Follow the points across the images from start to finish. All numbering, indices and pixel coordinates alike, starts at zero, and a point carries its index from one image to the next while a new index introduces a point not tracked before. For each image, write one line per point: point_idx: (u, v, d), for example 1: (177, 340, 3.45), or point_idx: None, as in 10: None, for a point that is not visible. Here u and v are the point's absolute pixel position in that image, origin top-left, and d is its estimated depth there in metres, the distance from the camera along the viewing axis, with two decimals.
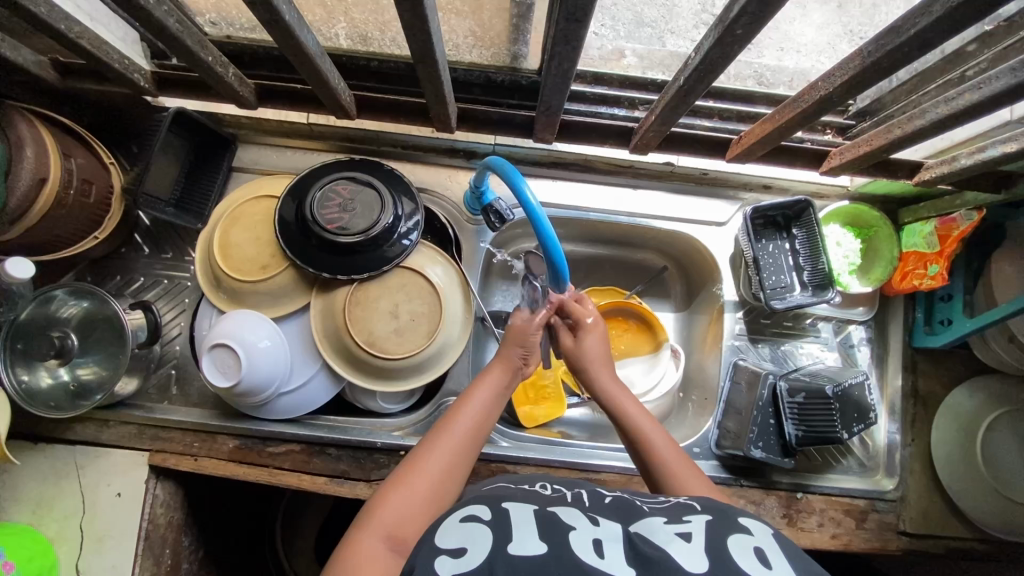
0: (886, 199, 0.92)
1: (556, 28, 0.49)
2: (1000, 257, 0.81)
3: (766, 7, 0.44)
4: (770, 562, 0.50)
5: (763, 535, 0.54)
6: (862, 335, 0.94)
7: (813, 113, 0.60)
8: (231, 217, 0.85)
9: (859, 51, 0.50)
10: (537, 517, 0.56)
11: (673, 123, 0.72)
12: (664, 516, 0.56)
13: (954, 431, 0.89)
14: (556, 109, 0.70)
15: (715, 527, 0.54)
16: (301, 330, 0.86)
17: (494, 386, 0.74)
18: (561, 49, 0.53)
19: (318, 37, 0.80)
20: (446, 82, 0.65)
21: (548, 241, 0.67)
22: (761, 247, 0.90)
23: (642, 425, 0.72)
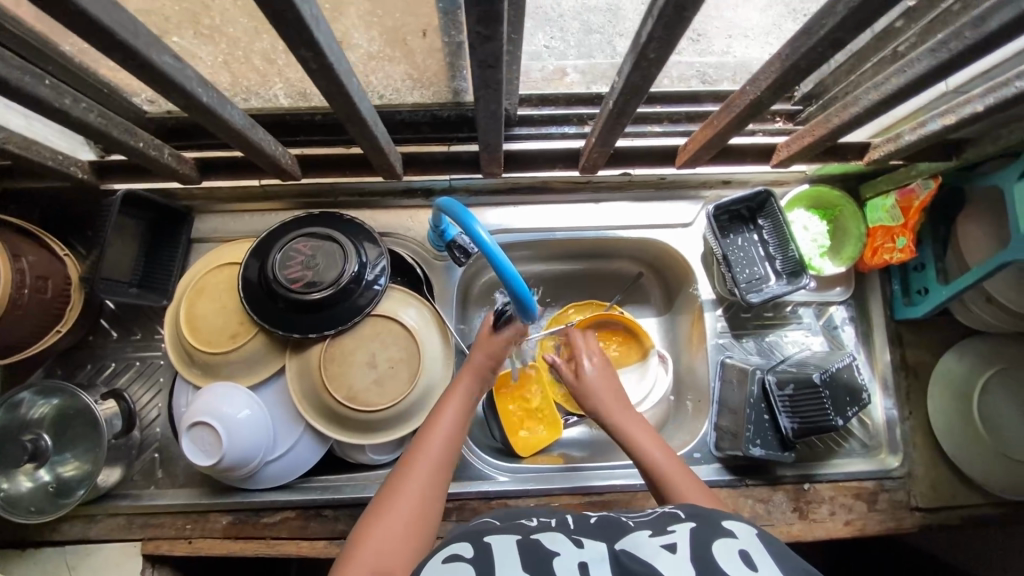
0: (848, 176, 0.92)
1: (474, 75, 0.49)
2: (965, 219, 0.81)
3: (672, 31, 0.44)
4: (756, 564, 0.50)
5: (748, 536, 0.54)
6: (844, 315, 0.93)
7: (752, 115, 0.60)
8: (196, 290, 0.84)
9: (778, 53, 0.50)
10: (522, 548, 0.53)
11: (616, 139, 0.70)
12: (649, 528, 0.55)
13: (949, 398, 0.88)
14: (496, 145, 0.70)
15: (701, 535, 0.53)
16: (278, 394, 0.84)
17: (460, 398, 0.73)
18: (484, 92, 0.53)
19: (258, 100, 0.78)
20: (380, 133, 0.64)
21: (510, 277, 0.66)
22: (729, 243, 0.91)
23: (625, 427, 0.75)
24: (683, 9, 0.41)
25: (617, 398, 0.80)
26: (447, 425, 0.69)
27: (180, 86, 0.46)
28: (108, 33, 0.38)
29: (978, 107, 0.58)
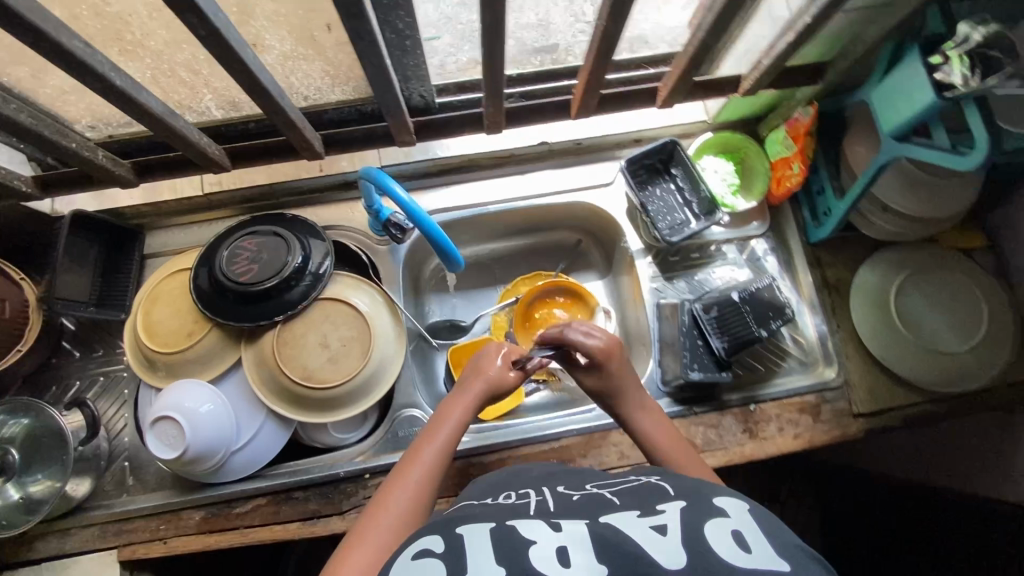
0: (746, 120, 1.00)
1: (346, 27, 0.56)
2: (853, 140, 0.87)
3: None
4: (748, 544, 0.49)
5: (740, 514, 0.53)
6: (765, 247, 0.99)
7: (611, 46, 0.68)
8: (151, 298, 0.88)
9: None
10: (498, 538, 0.51)
11: (502, 89, 0.76)
12: (637, 508, 0.55)
13: (870, 306, 0.93)
14: (396, 106, 0.77)
15: (689, 515, 0.53)
16: (240, 386, 0.87)
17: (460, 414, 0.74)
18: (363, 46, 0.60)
19: (191, 114, 0.83)
20: (290, 106, 0.70)
21: (429, 228, 0.81)
22: (648, 194, 0.97)
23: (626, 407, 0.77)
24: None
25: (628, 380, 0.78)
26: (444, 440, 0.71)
27: (86, 64, 0.54)
28: (1, 3, 0.46)
29: (808, 19, 0.66)
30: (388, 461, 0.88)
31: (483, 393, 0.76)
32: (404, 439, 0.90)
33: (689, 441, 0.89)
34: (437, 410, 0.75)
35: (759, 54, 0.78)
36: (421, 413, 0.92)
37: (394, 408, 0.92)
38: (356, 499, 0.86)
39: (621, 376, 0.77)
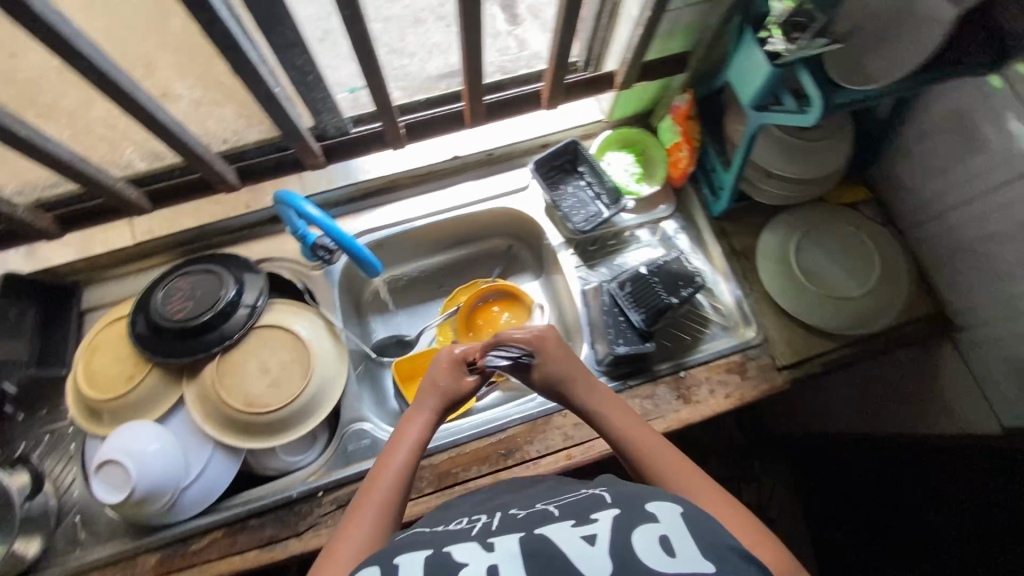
0: (639, 115, 1.10)
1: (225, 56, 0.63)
2: (733, 118, 0.95)
3: None
4: (674, 549, 0.51)
5: (671, 517, 0.55)
6: (675, 227, 1.07)
7: (478, 53, 0.76)
8: (90, 349, 0.90)
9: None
10: (433, 561, 0.53)
11: (393, 106, 0.83)
12: (572, 518, 0.56)
13: (776, 266, 1.01)
14: (294, 128, 0.77)
15: (622, 520, 0.55)
16: (187, 423, 0.89)
17: (415, 431, 0.74)
18: (245, 72, 0.66)
19: (113, 167, 0.85)
20: (185, 135, 0.70)
21: (341, 237, 0.86)
22: (560, 192, 1.05)
23: (587, 402, 0.76)
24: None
25: (582, 374, 0.79)
26: (404, 459, 0.71)
27: None
28: None
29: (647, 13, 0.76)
30: (340, 476, 0.90)
31: (435, 410, 0.77)
32: (354, 453, 0.92)
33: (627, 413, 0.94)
34: (394, 429, 0.75)
35: (624, 50, 0.88)
36: (370, 426, 0.94)
37: (343, 424, 0.95)
38: (312, 517, 0.87)
39: (571, 369, 0.78)
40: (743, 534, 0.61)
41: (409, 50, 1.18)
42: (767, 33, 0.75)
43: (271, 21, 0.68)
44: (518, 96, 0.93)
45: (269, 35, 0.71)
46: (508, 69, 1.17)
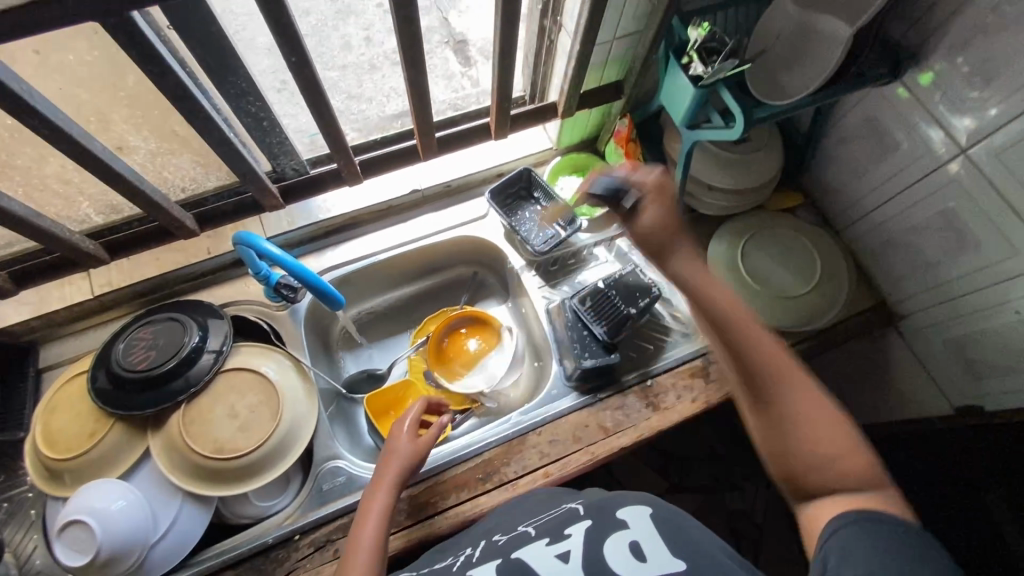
0: (585, 141, 1.16)
1: (179, 109, 0.65)
2: (670, 139, 1.02)
3: (293, 37, 0.63)
4: (643, 554, 0.62)
5: (640, 526, 0.67)
6: (629, 243, 1.13)
7: (425, 91, 0.81)
8: (48, 408, 0.87)
9: (401, 41, 0.72)
10: None
11: (348, 144, 0.85)
12: (547, 537, 0.69)
13: (726, 273, 1.06)
14: (254, 174, 0.80)
15: (593, 532, 0.68)
16: (153, 476, 0.87)
17: (388, 485, 0.79)
18: (200, 123, 0.68)
19: (71, 223, 0.87)
20: (150, 189, 0.73)
21: (304, 274, 0.85)
22: (518, 218, 1.09)
23: (697, 279, 0.68)
24: (285, 20, 0.60)
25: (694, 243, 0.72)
26: (380, 514, 0.75)
27: None
28: None
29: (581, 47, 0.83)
30: (317, 516, 0.88)
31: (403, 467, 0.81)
32: (330, 492, 0.91)
33: (600, 426, 0.96)
34: (369, 486, 0.79)
35: (564, 82, 0.94)
36: (344, 463, 0.93)
37: (316, 464, 0.94)
38: (289, 562, 0.85)
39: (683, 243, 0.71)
40: (836, 442, 0.61)
41: (366, 94, 1.24)
42: (688, 59, 0.82)
43: (222, 72, 0.72)
44: (469, 129, 0.98)
45: (221, 85, 0.74)
46: (459, 106, 1.23)
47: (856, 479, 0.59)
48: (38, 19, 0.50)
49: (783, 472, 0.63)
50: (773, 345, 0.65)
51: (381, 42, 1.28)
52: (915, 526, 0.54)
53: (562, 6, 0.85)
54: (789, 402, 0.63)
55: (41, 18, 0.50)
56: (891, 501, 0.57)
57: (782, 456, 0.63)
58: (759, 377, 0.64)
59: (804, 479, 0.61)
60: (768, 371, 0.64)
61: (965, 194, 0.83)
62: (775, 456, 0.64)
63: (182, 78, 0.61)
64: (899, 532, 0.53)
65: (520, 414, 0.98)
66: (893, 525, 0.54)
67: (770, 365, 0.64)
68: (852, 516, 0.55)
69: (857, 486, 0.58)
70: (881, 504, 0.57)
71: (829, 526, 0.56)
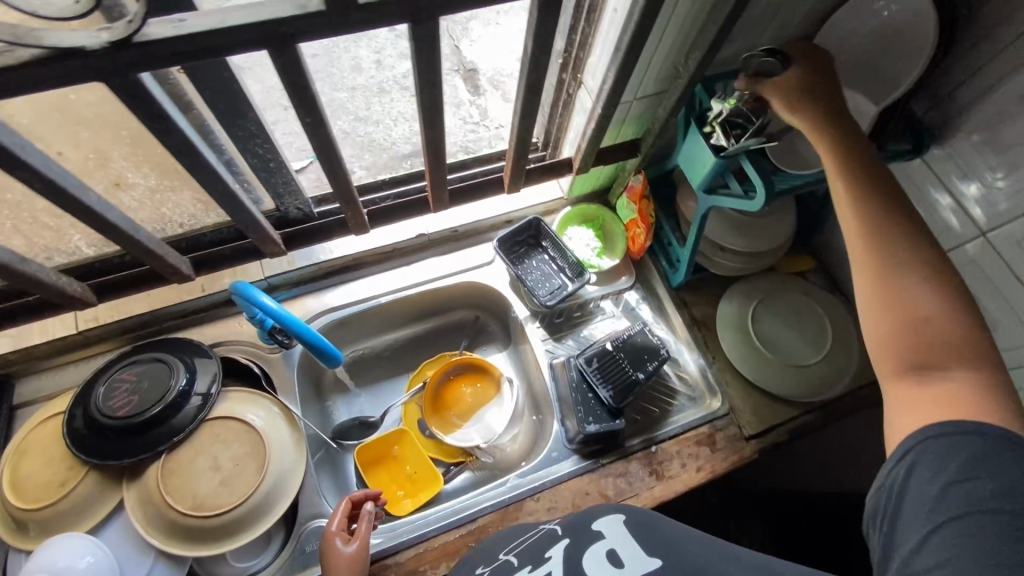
0: (596, 191, 1.14)
1: (183, 163, 0.62)
2: (684, 198, 1.00)
3: (307, 98, 0.60)
4: (620, 562, 0.55)
5: (616, 534, 0.60)
6: (637, 297, 1.11)
7: (441, 147, 0.78)
8: (18, 452, 0.82)
9: (419, 99, 0.69)
10: None
11: (356, 193, 0.82)
12: (528, 563, 0.61)
13: (735, 334, 1.03)
14: (256, 222, 0.76)
15: (572, 549, 0.59)
16: (125, 530, 0.81)
17: None
18: (203, 175, 0.65)
19: (60, 257, 0.82)
20: (146, 236, 0.69)
21: (305, 330, 0.83)
22: (525, 267, 1.06)
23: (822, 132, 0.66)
24: (302, 81, 0.58)
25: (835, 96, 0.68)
26: None
27: None
28: None
29: (601, 109, 0.81)
30: None
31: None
32: (313, 554, 0.86)
33: (601, 493, 0.92)
34: None
35: (580, 138, 0.92)
36: None
37: (300, 522, 0.89)
38: None
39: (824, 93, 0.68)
40: (953, 312, 0.55)
41: (374, 118, 1.22)
42: (710, 129, 0.80)
43: (232, 115, 0.69)
44: (480, 181, 0.95)
45: (228, 128, 0.71)
46: (471, 148, 1.21)
47: (966, 359, 0.53)
48: (43, 77, 0.47)
49: (882, 336, 0.57)
50: (899, 203, 0.61)
51: (393, 65, 1.26)
52: (1019, 437, 0.48)
53: (584, 64, 0.84)
54: (909, 262, 0.58)
55: (47, 77, 0.47)
56: (996, 397, 0.51)
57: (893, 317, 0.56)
58: (882, 228, 0.59)
59: (913, 346, 0.55)
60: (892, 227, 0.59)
61: (984, 278, 0.81)
62: (881, 318, 0.57)
63: (188, 135, 0.58)
64: (987, 445, 0.48)
65: (517, 477, 0.94)
66: (982, 439, 0.48)
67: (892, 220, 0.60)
68: (954, 428, 0.50)
69: (964, 366, 0.53)
70: (978, 408, 0.51)
71: (908, 439, 0.52)
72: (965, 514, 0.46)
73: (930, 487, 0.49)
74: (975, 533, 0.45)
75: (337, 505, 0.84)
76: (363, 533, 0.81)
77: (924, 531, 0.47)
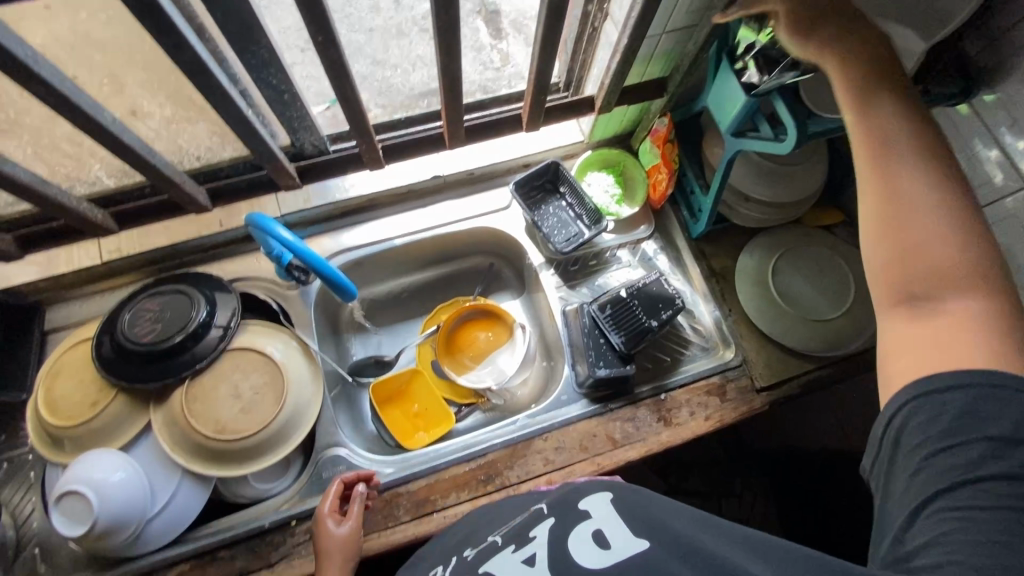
0: (619, 136, 1.11)
1: (195, 83, 0.62)
2: (709, 144, 0.97)
3: (319, 13, 0.58)
4: (608, 542, 0.54)
5: (603, 514, 0.58)
6: (655, 248, 1.08)
7: (456, 78, 0.76)
8: (51, 373, 0.86)
9: (435, 22, 0.66)
10: None
11: (370, 125, 0.80)
12: (512, 544, 0.59)
13: (753, 287, 1.01)
14: (271, 152, 0.75)
15: (558, 528, 0.58)
16: (154, 450, 0.86)
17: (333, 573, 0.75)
18: (216, 99, 0.64)
19: (80, 186, 0.83)
20: (162, 163, 0.69)
21: (315, 261, 0.83)
22: (541, 212, 1.04)
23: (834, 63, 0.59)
24: None
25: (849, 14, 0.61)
26: None
27: None
28: None
29: (626, 43, 0.77)
30: (314, 504, 0.87)
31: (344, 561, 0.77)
32: (329, 479, 0.90)
33: (608, 436, 0.93)
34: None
35: (603, 74, 0.88)
36: (346, 452, 0.93)
37: (317, 450, 0.93)
38: (286, 548, 0.84)
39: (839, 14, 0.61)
40: (957, 242, 0.53)
41: (392, 61, 1.17)
42: (743, 64, 0.76)
43: (245, 40, 0.66)
44: (498, 119, 0.93)
45: (241, 55, 0.68)
46: (489, 88, 1.15)
47: (966, 288, 0.52)
48: None
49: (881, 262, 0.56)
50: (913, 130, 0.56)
51: (412, 6, 1.21)
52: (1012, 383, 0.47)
53: None
54: (919, 193, 0.54)
55: None
56: (995, 324, 0.50)
57: (895, 249, 0.54)
58: (895, 158, 0.55)
59: (908, 278, 0.54)
60: (904, 147, 0.56)
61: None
62: (882, 254, 0.55)
63: (199, 53, 0.57)
64: (976, 401, 0.47)
65: (526, 417, 0.97)
66: (970, 396, 0.48)
67: (907, 142, 0.56)
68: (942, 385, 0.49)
69: (968, 296, 0.51)
70: (972, 351, 0.49)
71: (894, 400, 0.52)
72: (956, 485, 0.46)
73: (916, 457, 0.49)
74: (968, 504, 0.45)
75: (333, 482, 0.84)
76: (357, 512, 0.81)
77: (911, 509, 0.48)
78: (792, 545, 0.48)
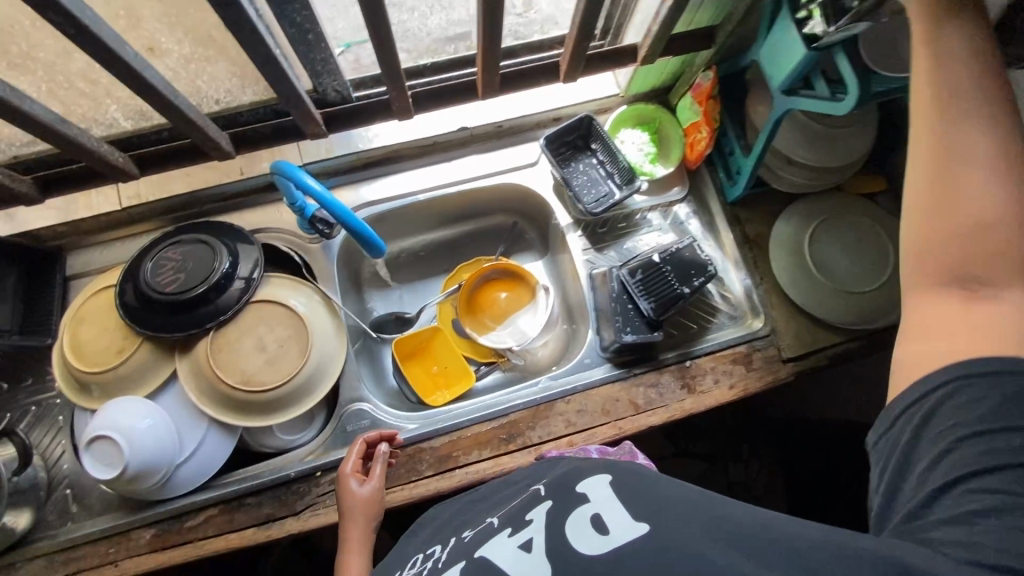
0: (656, 91, 1.05)
1: (222, 14, 0.58)
2: (753, 103, 0.92)
3: None
4: (605, 527, 0.51)
5: (602, 497, 0.55)
6: (687, 212, 1.05)
7: (494, 20, 0.70)
8: (76, 318, 0.86)
9: None
10: None
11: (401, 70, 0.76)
12: (508, 526, 0.57)
13: (787, 256, 0.98)
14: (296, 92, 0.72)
15: (556, 511, 0.56)
16: (180, 398, 0.86)
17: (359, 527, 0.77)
18: (243, 33, 0.61)
19: (98, 127, 0.81)
20: (186, 103, 0.67)
21: (344, 214, 0.81)
22: (571, 169, 1.00)
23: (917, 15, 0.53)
24: None
25: None
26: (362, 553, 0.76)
27: None
28: None
29: None
30: (338, 456, 0.89)
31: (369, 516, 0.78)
32: (352, 433, 0.91)
33: (631, 401, 0.93)
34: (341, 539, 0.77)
35: (649, 20, 0.82)
36: (369, 407, 0.93)
37: (341, 404, 0.93)
38: (309, 497, 0.86)
39: None
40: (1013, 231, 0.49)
41: None
42: (805, 15, 0.71)
43: None
44: (532, 67, 0.88)
45: None
46: None
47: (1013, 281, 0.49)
48: None
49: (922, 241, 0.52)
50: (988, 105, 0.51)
51: None
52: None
53: None
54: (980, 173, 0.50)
55: None
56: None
57: (945, 229, 0.51)
58: (961, 131, 0.51)
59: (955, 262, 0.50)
60: (975, 120, 0.51)
61: None
62: (926, 240, 0.52)
63: None
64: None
65: (549, 379, 0.97)
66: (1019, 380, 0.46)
67: (979, 117, 0.51)
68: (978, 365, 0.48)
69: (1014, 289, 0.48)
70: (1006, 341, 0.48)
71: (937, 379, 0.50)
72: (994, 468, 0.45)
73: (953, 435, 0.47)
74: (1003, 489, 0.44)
75: (357, 441, 0.84)
76: (380, 470, 0.82)
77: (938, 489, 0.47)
78: (810, 532, 0.46)
